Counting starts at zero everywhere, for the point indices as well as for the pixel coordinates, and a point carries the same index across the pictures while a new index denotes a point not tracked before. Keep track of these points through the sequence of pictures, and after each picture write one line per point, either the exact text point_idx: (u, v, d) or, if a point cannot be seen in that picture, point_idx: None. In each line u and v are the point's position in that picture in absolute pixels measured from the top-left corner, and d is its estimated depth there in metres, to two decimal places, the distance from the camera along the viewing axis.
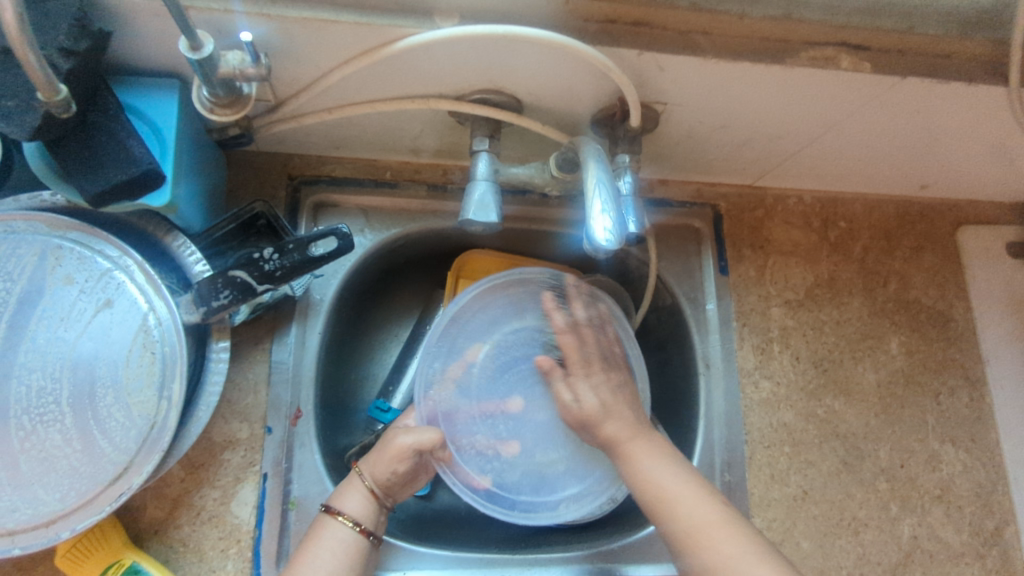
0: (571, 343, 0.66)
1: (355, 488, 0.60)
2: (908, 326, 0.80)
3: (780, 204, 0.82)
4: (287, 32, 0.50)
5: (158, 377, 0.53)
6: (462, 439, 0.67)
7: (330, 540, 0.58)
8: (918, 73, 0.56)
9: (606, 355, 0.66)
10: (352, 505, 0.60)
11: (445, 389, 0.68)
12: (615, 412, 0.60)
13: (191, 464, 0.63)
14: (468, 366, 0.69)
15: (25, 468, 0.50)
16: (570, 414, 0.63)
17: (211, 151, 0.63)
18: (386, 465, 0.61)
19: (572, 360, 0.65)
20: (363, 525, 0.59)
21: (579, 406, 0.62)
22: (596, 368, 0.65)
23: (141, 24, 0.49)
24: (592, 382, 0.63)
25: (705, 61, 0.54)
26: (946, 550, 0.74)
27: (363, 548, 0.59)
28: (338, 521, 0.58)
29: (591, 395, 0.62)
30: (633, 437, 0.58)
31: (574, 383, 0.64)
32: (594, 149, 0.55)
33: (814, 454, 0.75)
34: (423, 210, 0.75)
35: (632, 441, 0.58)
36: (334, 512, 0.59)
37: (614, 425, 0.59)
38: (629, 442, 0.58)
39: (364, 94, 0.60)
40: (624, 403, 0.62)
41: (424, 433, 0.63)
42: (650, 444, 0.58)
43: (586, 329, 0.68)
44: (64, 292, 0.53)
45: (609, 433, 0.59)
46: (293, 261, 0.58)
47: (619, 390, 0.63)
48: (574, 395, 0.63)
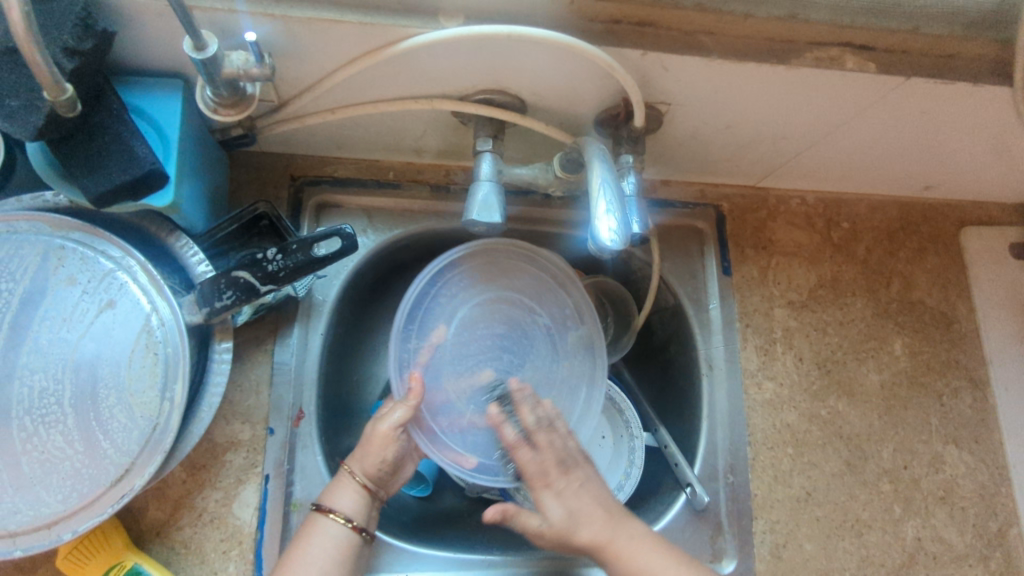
0: (533, 459, 0.58)
1: (345, 485, 0.60)
2: (911, 327, 0.80)
3: (782, 205, 0.82)
4: (291, 32, 0.50)
5: (161, 378, 0.52)
6: (439, 417, 0.65)
7: (324, 537, 0.57)
8: (923, 74, 0.56)
9: (567, 459, 0.59)
10: (344, 502, 0.59)
11: (422, 362, 0.66)
12: (586, 518, 0.55)
13: (193, 465, 0.63)
14: (436, 347, 0.67)
15: (26, 469, 0.50)
16: (538, 534, 0.56)
17: (214, 152, 0.63)
18: (375, 456, 0.61)
19: (529, 475, 0.57)
20: (354, 522, 0.59)
21: (548, 524, 0.55)
22: (559, 475, 0.57)
23: (145, 23, 0.49)
24: (557, 491, 0.57)
25: (709, 62, 0.54)
26: (949, 551, 0.74)
27: (354, 544, 0.58)
28: (329, 519, 0.58)
29: (541, 453, 0.58)
30: (614, 538, 0.55)
31: (541, 499, 0.57)
32: (598, 150, 0.55)
33: (818, 455, 0.75)
34: (425, 211, 0.75)
35: (614, 541, 0.55)
36: (326, 509, 0.58)
37: (591, 530, 0.55)
38: (609, 539, 0.55)
39: (368, 94, 0.60)
40: (591, 503, 0.56)
41: (396, 412, 0.61)
42: (637, 540, 0.56)
43: (544, 434, 0.59)
44: (66, 292, 0.52)
45: (587, 539, 0.55)
46: (296, 262, 0.57)
47: (586, 490, 0.57)
48: (540, 510, 0.56)
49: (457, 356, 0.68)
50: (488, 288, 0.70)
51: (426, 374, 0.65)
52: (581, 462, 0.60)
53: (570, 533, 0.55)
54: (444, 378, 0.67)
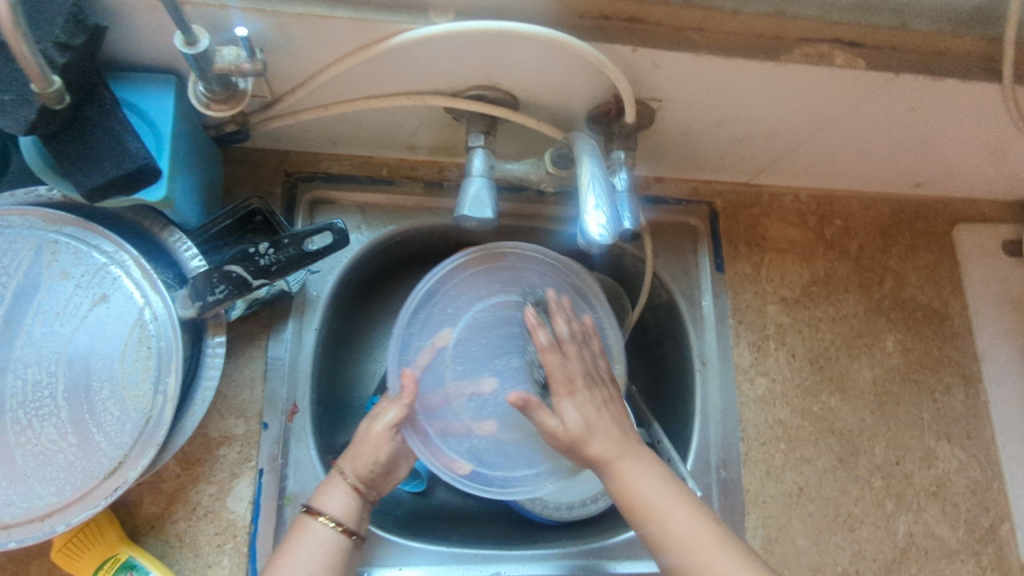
0: (557, 365, 0.58)
1: (337, 488, 0.59)
2: (904, 324, 0.81)
3: (776, 202, 0.82)
4: (282, 28, 0.50)
5: (154, 371, 0.53)
6: (438, 420, 0.66)
7: (312, 540, 0.56)
8: (912, 70, 0.57)
9: (591, 375, 0.59)
10: (335, 504, 0.58)
11: (423, 361, 0.66)
12: (600, 432, 0.54)
13: (187, 459, 0.63)
14: (438, 350, 0.67)
15: (20, 462, 0.50)
16: (554, 439, 0.55)
17: (208, 148, 0.64)
18: (366, 457, 0.60)
19: (553, 380, 0.57)
20: (345, 525, 0.58)
21: (564, 428, 0.54)
22: (582, 384, 0.57)
23: (137, 19, 0.49)
24: (577, 400, 0.56)
25: (699, 58, 0.54)
26: (941, 547, 0.74)
27: (345, 548, 0.58)
28: (319, 523, 0.57)
29: (568, 366, 0.58)
30: (621, 455, 0.53)
31: (559, 404, 0.56)
32: (588, 145, 0.56)
33: (810, 450, 0.75)
34: (419, 207, 0.75)
35: (621, 458, 0.53)
36: (315, 512, 0.58)
37: (601, 444, 0.54)
38: (618, 458, 0.53)
39: (360, 90, 0.60)
40: (608, 418, 0.56)
41: (390, 411, 0.62)
42: (643, 462, 0.54)
43: (574, 347, 0.61)
44: (60, 287, 0.53)
45: (596, 454, 0.54)
46: (289, 256, 0.58)
47: (606, 408, 0.57)
48: (554, 413, 0.56)
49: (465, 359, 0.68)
50: (497, 286, 0.70)
51: (421, 377, 0.66)
52: (604, 383, 0.60)
53: (584, 441, 0.54)
54: (443, 384, 0.67)
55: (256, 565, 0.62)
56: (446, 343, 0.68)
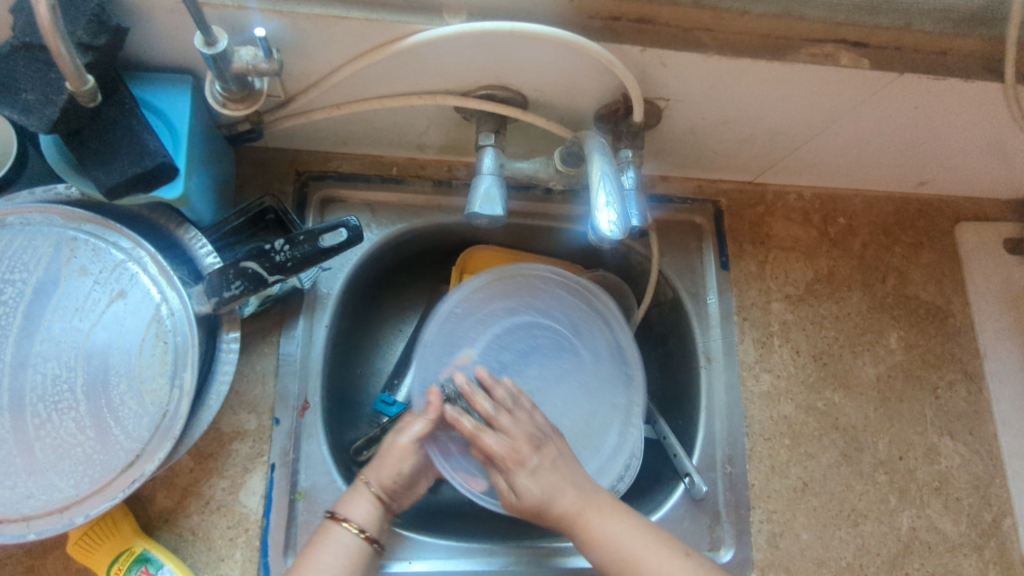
0: (512, 426, 0.59)
1: (361, 495, 0.59)
2: (907, 322, 0.82)
3: (780, 201, 0.83)
4: (298, 28, 0.51)
5: (171, 366, 0.54)
6: (459, 439, 0.66)
7: (335, 544, 0.56)
8: (917, 70, 0.58)
9: (537, 436, 0.59)
10: (358, 512, 0.58)
11: (446, 379, 0.67)
12: (559, 492, 0.56)
13: (201, 454, 0.64)
14: (460, 367, 0.68)
15: (40, 455, 0.51)
16: (509, 503, 0.58)
17: (221, 147, 0.64)
18: (391, 467, 0.60)
19: (501, 457, 0.57)
20: (367, 532, 0.58)
21: (520, 498, 0.56)
22: (529, 453, 0.57)
23: (156, 20, 0.50)
24: (531, 470, 0.57)
25: (708, 58, 0.55)
26: (944, 541, 0.75)
27: (366, 555, 0.57)
28: (342, 527, 0.57)
29: (509, 436, 0.58)
30: (585, 511, 0.56)
31: (514, 480, 0.57)
32: (598, 143, 0.56)
33: (815, 446, 0.76)
34: (428, 206, 0.76)
35: (586, 513, 0.56)
36: (339, 517, 0.58)
37: (568, 501, 0.56)
38: (581, 513, 0.56)
39: (373, 90, 0.61)
40: (562, 473, 0.58)
41: (416, 423, 0.61)
42: (608, 511, 0.57)
43: (506, 416, 0.60)
44: (79, 283, 0.54)
45: (565, 511, 0.56)
46: (304, 252, 0.58)
47: (561, 465, 0.58)
48: (512, 488, 0.57)
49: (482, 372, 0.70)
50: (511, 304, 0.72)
51: (443, 394, 0.67)
52: (551, 437, 0.60)
53: (547, 504, 0.56)
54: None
55: (269, 559, 0.63)
56: (468, 361, 0.69)
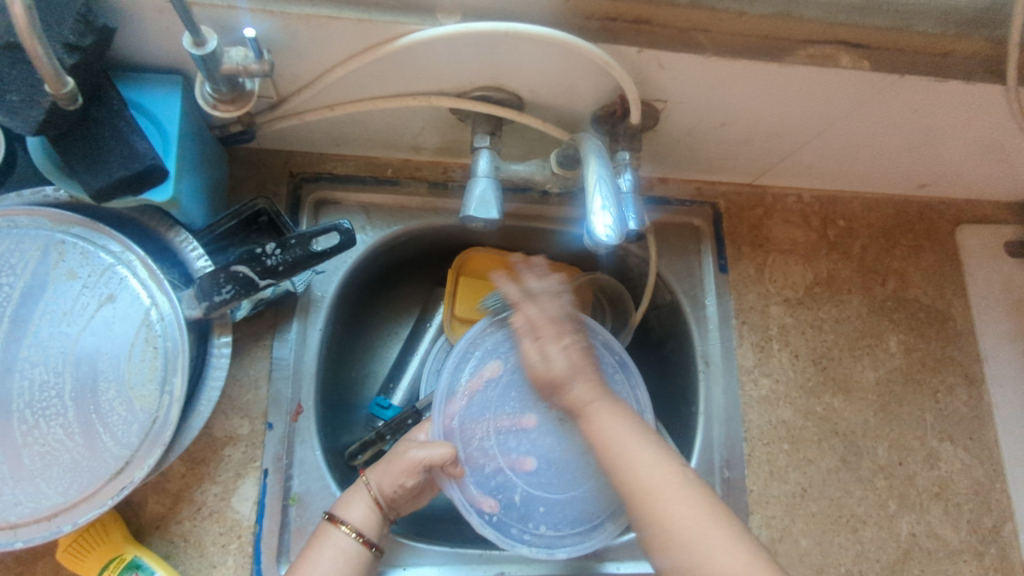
0: (537, 312, 0.65)
1: (360, 499, 0.60)
2: (906, 325, 0.81)
3: (779, 203, 0.82)
4: (289, 29, 0.50)
5: (161, 372, 0.53)
6: (475, 453, 0.65)
7: (334, 549, 0.58)
8: (917, 71, 0.57)
9: (563, 330, 0.65)
10: (356, 515, 0.59)
11: (462, 398, 0.66)
12: (583, 371, 0.63)
13: (192, 460, 0.63)
14: (483, 381, 0.67)
15: (27, 462, 0.50)
16: (538, 374, 0.64)
17: (213, 149, 0.64)
18: (394, 478, 0.61)
19: (537, 325, 0.65)
20: (364, 537, 0.59)
21: (547, 366, 0.63)
22: (560, 336, 0.64)
23: (145, 20, 0.49)
24: (563, 345, 0.64)
25: (705, 60, 0.55)
26: (944, 547, 0.74)
27: (364, 559, 0.59)
28: (339, 531, 0.59)
29: (560, 355, 0.63)
30: (596, 400, 0.61)
31: (545, 348, 0.64)
32: (594, 145, 0.56)
33: (814, 451, 0.75)
34: (423, 208, 0.75)
35: (594, 402, 0.61)
36: (337, 521, 0.59)
37: (579, 389, 0.61)
38: (593, 400, 0.61)
39: (366, 90, 0.60)
40: (585, 364, 0.63)
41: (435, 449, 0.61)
42: (614, 407, 0.60)
43: (530, 305, 0.66)
44: (67, 287, 0.53)
45: (574, 396, 0.61)
46: (296, 256, 0.58)
47: (585, 351, 0.65)
48: (541, 356, 0.63)
49: (499, 400, 0.67)
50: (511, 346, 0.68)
51: (468, 406, 0.66)
52: (562, 326, 0.65)
53: (562, 379, 0.62)
54: (486, 415, 0.66)
55: (262, 566, 0.62)
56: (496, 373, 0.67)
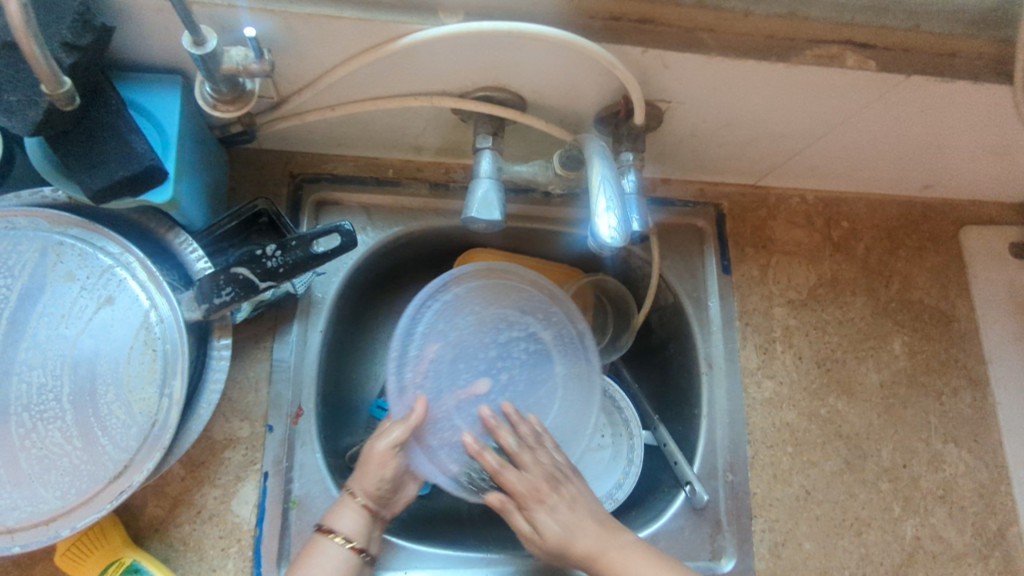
0: (520, 479, 0.59)
1: (347, 506, 0.59)
2: (910, 327, 0.80)
3: (782, 204, 0.82)
4: (290, 28, 0.50)
5: (160, 374, 0.52)
6: (439, 432, 0.65)
7: (325, 558, 0.57)
8: (924, 72, 0.56)
9: (556, 476, 0.61)
10: (345, 522, 0.58)
11: (416, 381, 0.65)
12: (580, 530, 0.59)
13: (192, 463, 0.63)
14: (428, 362, 0.67)
15: (24, 465, 0.50)
16: (534, 545, 0.59)
17: (213, 149, 0.63)
18: (373, 474, 0.60)
19: (521, 494, 0.59)
20: (354, 543, 0.58)
21: (542, 537, 0.59)
22: (549, 491, 0.60)
23: (144, 19, 0.49)
24: (551, 506, 0.59)
25: (710, 59, 0.54)
26: (949, 551, 0.73)
27: (354, 565, 0.58)
28: (329, 540, 0.57)
29: (530, 473, 0.60)
30: (607, 549, 0.58)
31: (534, 515, 0.59)
32: (599, 147, 0.55)
33: (818, 453, 0.75)
34: (424, 209, 0.75)
35: (608, 551, 0.58)
36: (326, 530, 0.58)
37: (586, 542, 0.58)
38: (605, 551, 0.58)
39: (367, 91, 0.59)
40: (584, 515, 0.60)
41: (395, 430, 0.61)
42: (627, 549, 0.59)
43: (528, 453, 0.62)
44: (65, 289, 0.52)
45: (585, 549, 0.58)
46: (296, 258, 0.57)
47: (580, 506, 0.60)
48: (532, 524, 0.59)
49: (451, 372, 0.68)
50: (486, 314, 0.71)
51: (423, 390, 0.66)
52: (570, 476, 0.62)
53: (568, 544, 0.58)
54: (444, 395, 0.67)
55: (262, 569, 0.61)
56: (435, 351, 0.67)
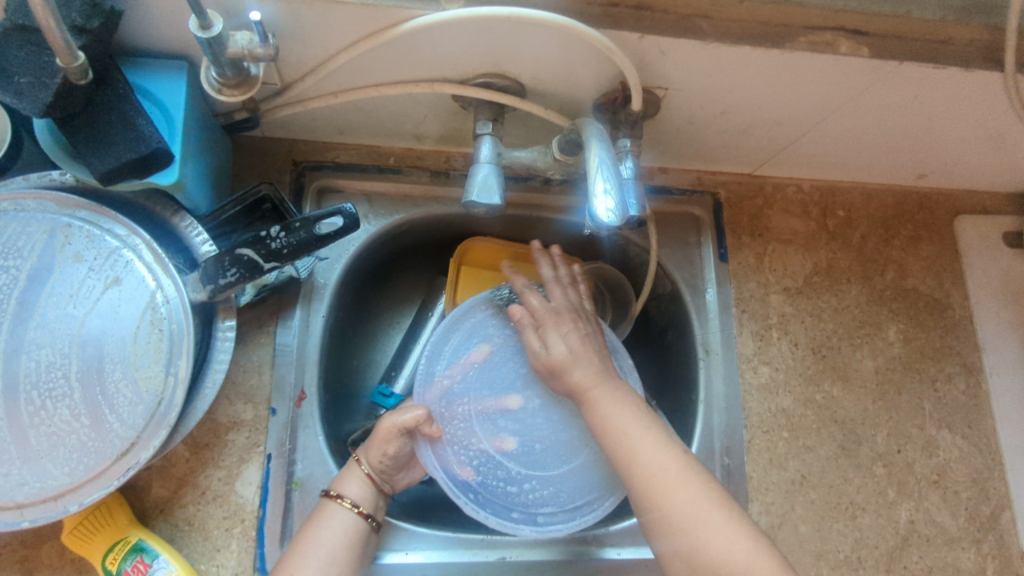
0: (542, 304, 0.66)
1: (354, 475, 0.62)
2: (905, 315, 0.81)
3: (778, 193, 0.83)
4: (294, 13, 0.51)
5: (166, 354, 0.53)
6: (456, 433, 0.67)
7: (333, 522, 0.60)
8: (916, 58, 0.57)
9: (579, 313, 0.67)
10: (352, 489, 0.61)
11: (449, 381, 0.69)
12: (583, 360, 0.62)
13: (196, 444, 0.64)
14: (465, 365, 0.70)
15: (34, 442, 0.51)
16: (539, 361, 0.64)
17: (217, 135, 0.64)
18: (378, 449, 0.63)
19: (540, 314, 0.65)
20: (362, 508, 0.61)
21: (547, 353, 0.63)
22: (564, 322, 0.65)
23: (152, 5, 0.50)
24: (562, 331, 0.64)
25: (706, 45, 0.55)
26: (942, 534, 0.74)
27: (362, 530, 0.60)
28: (338, 504, 0.60)
29: (556, 300, 0.67)
30: (598, 386, 0.60)
31: (546, 334, 0.64)
32: (597, 130, 0.56)
33: (813, 438, 0.76)
34: (425, 196, 0.76)
35: (595, 389, 0.60)
36: (336, 496, 0.61)
37: (582, 372, 0.61)
38: (595, 386, 0.60)
39: (369, 77, 0.61)
40: (591, 352, 0.63)
41: (407, 413, 0.64)
42: (618, 393, 0.60)
43: (560, 289, 0.68)
44: (73, 270, 0.53)
45: (576, 380, 0.61)
46: (300, 239, 0.58)
47: (589, 339, 0.64)
48: (543, 344, 0.63)
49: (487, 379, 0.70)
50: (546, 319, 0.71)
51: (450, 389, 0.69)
52: (590, 321, 0.67)
53: (567, 367, 0.61)
54: (473, 396, 0.69)
55: (265, 550, 0.62)
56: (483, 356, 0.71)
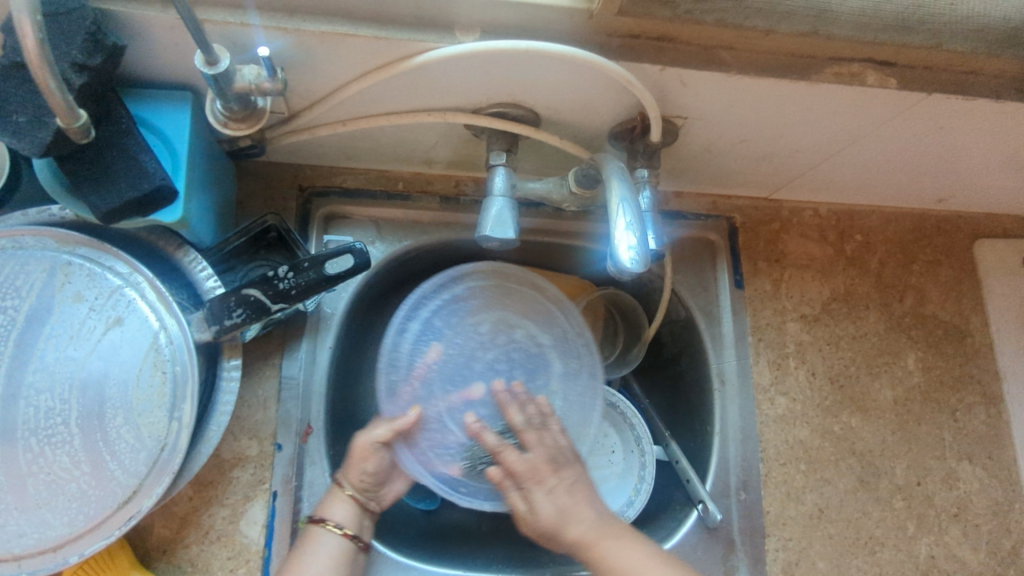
0: (519, 459, 0.57)
1: (337, 497, 0.60)
2: (924, 342, 0.79)
3: (795, 217, 0.81)
4: (303, 46, 0.49)
5: (169, 397, 0.51)
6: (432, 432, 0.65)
7: (319, 547, 0.57)
8: (945, 90, 0.55)
9: (557, 458, 0.59)
10: (339, 513, 0.59)
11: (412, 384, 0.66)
12: (574, 514, 0.55)
13: (200, 482, 0.62)
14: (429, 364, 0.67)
15: (32, 491, 0.49)
16: (527, 524, 0.56)
17: (222, 164, 0.62)
18: (356, 468, 0.60)
19: (521, 474, 0.57)
20: (347, 529, 0.59)
21: (535, 515, 0.56)
22: (550, 473, 0.57)
23: (156, 37, 0.48)
24: (549, 488, 0.56)
25: (729, 78, 0.53)
26: (962, 569, 0.73)
27: (349, 553, 0.58)
28: (323, 529, 0.58)
29: (531, 454, 0.58)
30: (602, 539, 0.55)
31: (530, 495, 0.56)
32: (616, 165, 0.54)
33: (831, 471, 0.74)
34: (434, 223, 0.74)
35: (601, 543, 0.55)
36: (319, 520, 0.58)
37: (581, 528, 0.55)
38: (597, 540, 0.55)
39: (379, 106, 0.59)
40: (581, 501, 0.56)
41: (379, 428, 0.61)
42: (627, 541, 0.55)
43: (534, 433, 0.60)
44: (73, 310, 0.52)
45: (578, 537, 0.55)
46: (309, 280, 0.56)
47: (576, 487, 0.57)
48: (528, 506, 0.56)
49: (446, 376, 0.68)
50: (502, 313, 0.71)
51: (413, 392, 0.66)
52: (572, 461, 0.59)
53: (562, 527, 0.55)
54: (438, 395, 0.67)
55: None
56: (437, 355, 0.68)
